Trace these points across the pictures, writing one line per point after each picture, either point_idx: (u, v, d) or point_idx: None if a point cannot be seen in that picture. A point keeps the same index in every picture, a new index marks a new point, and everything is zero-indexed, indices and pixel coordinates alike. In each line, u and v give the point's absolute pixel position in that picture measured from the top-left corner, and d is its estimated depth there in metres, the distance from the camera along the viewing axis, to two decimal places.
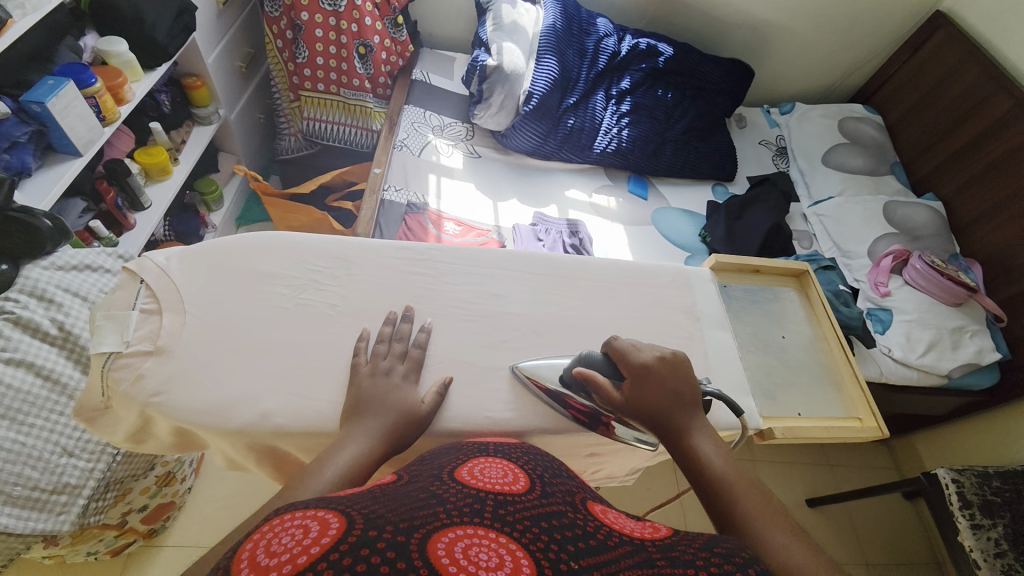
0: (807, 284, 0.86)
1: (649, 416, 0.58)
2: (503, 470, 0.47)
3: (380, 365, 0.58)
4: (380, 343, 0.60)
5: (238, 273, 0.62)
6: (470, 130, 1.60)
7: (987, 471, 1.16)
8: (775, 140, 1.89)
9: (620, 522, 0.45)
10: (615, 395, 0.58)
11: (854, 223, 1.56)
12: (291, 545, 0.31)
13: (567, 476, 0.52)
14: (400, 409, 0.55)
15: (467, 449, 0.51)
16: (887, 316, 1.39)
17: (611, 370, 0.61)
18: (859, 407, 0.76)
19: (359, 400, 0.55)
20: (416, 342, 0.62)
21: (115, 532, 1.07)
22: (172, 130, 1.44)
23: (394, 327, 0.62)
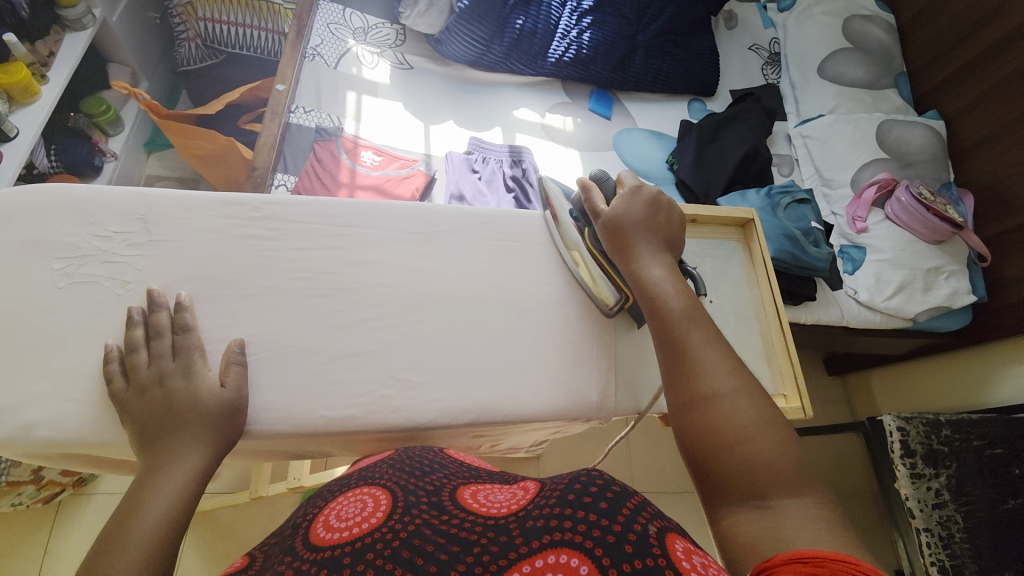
0: (750, 236, 0.73)
1: (631, 238, 0.56)
2: (359, 504, 0.47)
3: (151, 374, 0.49)
4: (133, 353, 0.50)
5: (2, 243, 0.52)
6: (401, 32, 1.34)
7: (938, 420, 1.12)
8: (768, 44, 1.62)
9: (482, 506, 0.46)
10: (602, 213, 0.58)
11: (840, 147, 1.37)
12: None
13: (437, 470, 0.53)
14: (196, 408, 0.48)
15: (329, 495, 0.51)
16: (859, 255, 1.28)
17: (609, 192, 0.60)
18: (785, 382, 0.67)
19: (157, 416, 0.47)
20: (180, 327, 0.51)
21: (34, 486, 1.04)
22: (35, 40, 1.16)
23: (144, 325, 0.51)
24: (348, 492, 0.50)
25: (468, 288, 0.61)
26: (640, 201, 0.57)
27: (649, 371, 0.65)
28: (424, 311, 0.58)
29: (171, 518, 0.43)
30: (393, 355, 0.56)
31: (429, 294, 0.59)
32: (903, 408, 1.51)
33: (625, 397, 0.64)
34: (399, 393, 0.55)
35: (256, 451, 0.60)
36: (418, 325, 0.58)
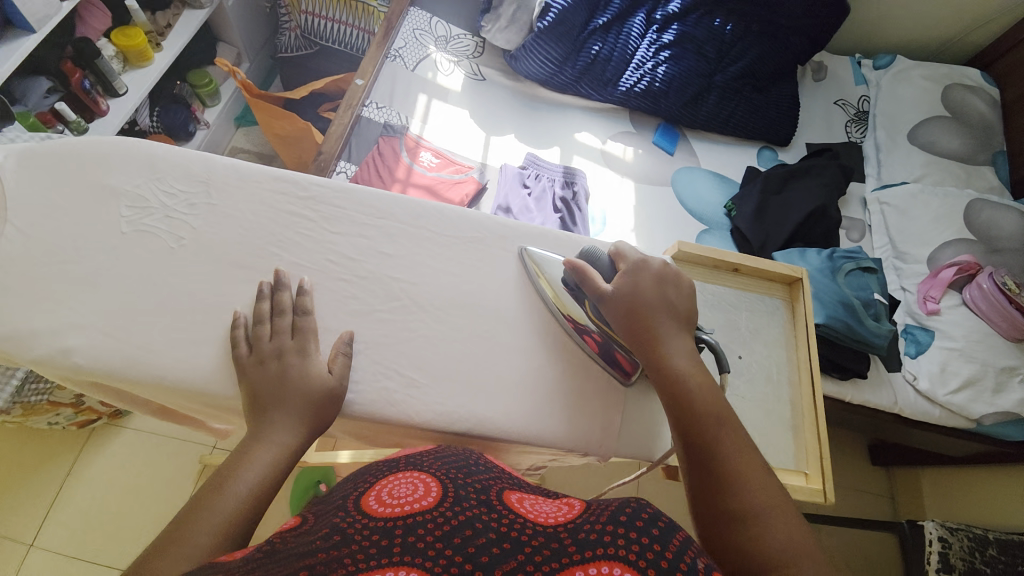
0: (795, 296, 0.68)
1: (639, 322, 0.53)
2: (412, 484, 0.42)
3: (265, 350, 0.50)
4: (257, 324, 0.51)
5: (76, 184, 0.53)
6: (480, 45, 1.38)
7: (985, 536, 1.00)
8: (857, 102, 1.52)
9: (533, 510, 0.40)
10: (608, 293, 0.54)
11: (921, 220, 1.27)
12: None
13: (482, 470, 0.47)
14: (305, 392, 0.49)
15: (374, 473, 0.46)
16: (926, 339, 1.17)
17: (608, 270, 0.57)
18: (809, 459, 0.61)
19: (256, 393, 0.48)
20: (299, 309, 0.52)
21: (73, 409, 1.13)
22: (157, 12, 1.33)
23: (269, 301, 0.52)
24: (395, 472, 0.45)
25: (494, 298, 0.59)
26: (651, 270, 0.55)
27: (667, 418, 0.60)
28: (445, 314, 0.57)
29: (259, 495, 0.44)
30: (404, 351, 0.55)
31: (453, 298, 0.58)
32: (952, 516, 1.35)
33: (646, 443, 0.58)
34: (401, 388, 0.53)
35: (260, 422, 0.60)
36: (437, 327, 0.56)
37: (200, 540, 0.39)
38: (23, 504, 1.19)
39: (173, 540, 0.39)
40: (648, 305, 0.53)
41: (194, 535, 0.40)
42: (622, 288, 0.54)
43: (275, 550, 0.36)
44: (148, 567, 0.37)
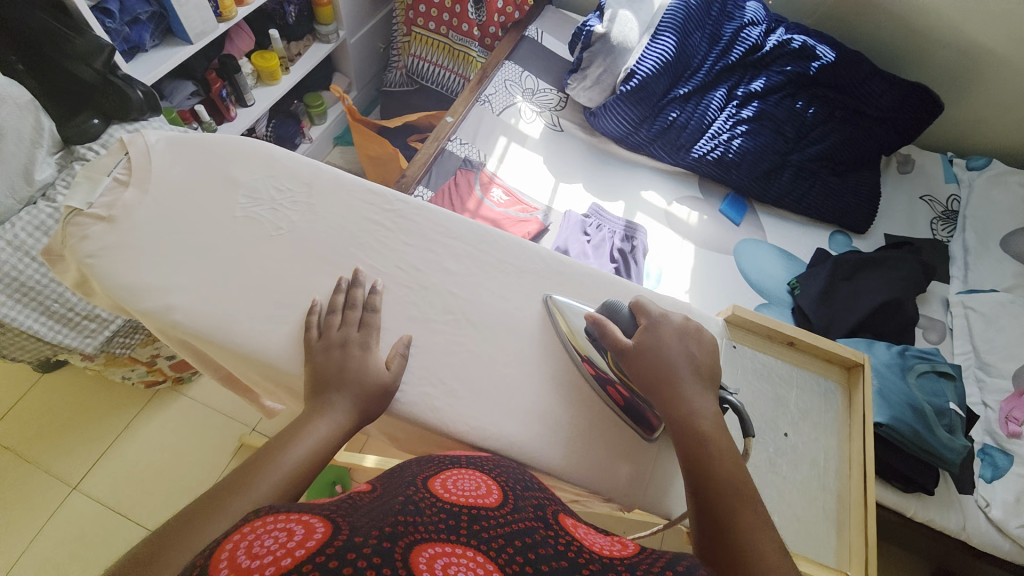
0: (853, 383, 0.65)
1: (658, 376, 0.54)
2: (475, 482, 0.45)
3: (333, 336, 0.55)
4: (330, 313, 0.56)
5: (210, 170, 0.62)
6: (564, 100, 1.48)
7: None
8: (946, 200, 1.44)
9: (590, 539, 0.41)
10: (627, 347, 0.56)
11: (1010, 333, 1.17)
12: (274, 552, 0.29)
13: (537, 488, 0.48)
14: (361, 382, 0.53)
15: (438, 461, 0.49)
16: (1004, 462, 1.04)
17: (628, 322, 0.58)
18: (852, 560, 0.56)
19: (318, 375, 0.53)
20: (369, 306, 0.57)
21: (144, 368, 1.25)
22: (291, 41, 1.53)
23: (343, 294, 0.58)
24: (457, 465, 0.48)
25: (542, 328, 0.61)
26: (673, 329, 0.57)
27: None
28: (492, 335, 0.59)
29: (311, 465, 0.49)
30: (449, 363, 0.57)
31: (502, 321, 0.60)
32: None
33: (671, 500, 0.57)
34: (442, 396, 0.56)
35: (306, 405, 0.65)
36: (483, 346, 0.59)
37: (262, 488, 0.46)
38: (80, 446, 1.28)
39: (239, 486, 0.45)
40: (672, 358, 0.55)
41: (259, 483, 0.46)
42: (640, 345, 0.56)
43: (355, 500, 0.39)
44: (222, 499, 0.44)
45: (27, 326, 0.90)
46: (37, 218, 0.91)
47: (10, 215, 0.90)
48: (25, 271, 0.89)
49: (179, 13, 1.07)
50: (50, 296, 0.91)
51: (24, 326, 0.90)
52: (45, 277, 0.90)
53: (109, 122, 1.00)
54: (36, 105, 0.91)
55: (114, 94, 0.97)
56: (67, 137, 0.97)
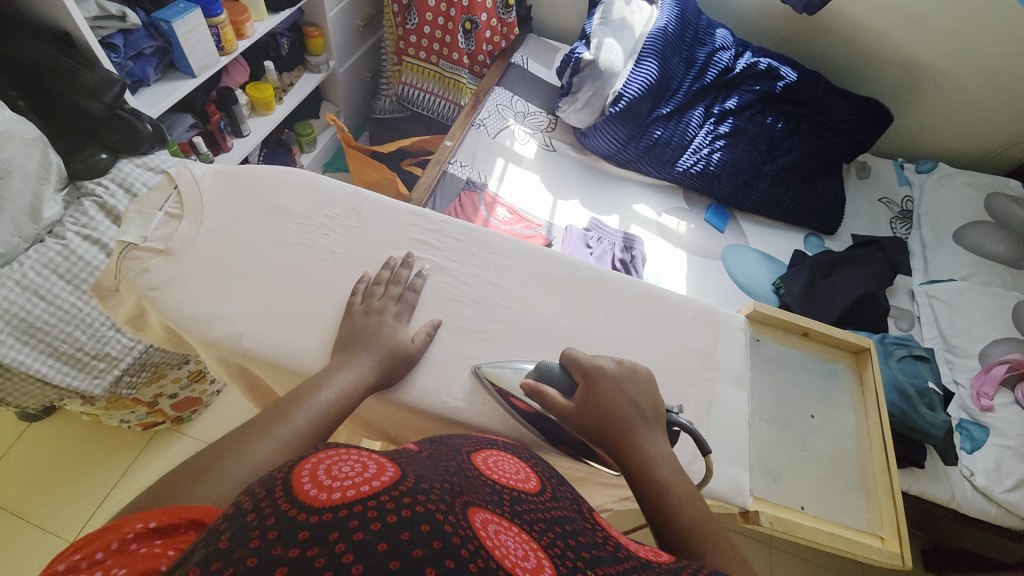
0: (863, 365, 0.73)
1: (601, 431, 0.52)
2: (515, 467, 0.47)
3: (371, 304, 0.58)
4: (376, 284, 0.60)
5: (260, 200, 0.64)
6: (553, 122, 1.56)
7: None
8: (900, 201, 1.60)
9: (625, 538, 0.44)
10: (570, 409, 0.53)
11: (970, 316, 1.30)
12: (353, 478, 0.31)
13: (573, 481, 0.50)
14: (390, 345, 0.56)
15: (480, 441, 0.51)
16: (980, 435, 1.14)
17: (562, 379, 0.56)
18: (886, 523, 0.62)
19: (350, 335, 0.56)
20: (410, 286, 0.62)
21: (146, 410, 1.18)
22: (285, 72, 1.56)
23: (391, 271, 0.62)
24: (495, 446, 0.50)
25: (586, 333, 0.65)
26: (610, 375, 0.55)
27: (747, 466, 0.62)
28: (542, 341, 0.63)
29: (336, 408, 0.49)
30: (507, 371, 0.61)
31: (550, 329, 0.64)
32: None
33: (727, 487, 0.60)
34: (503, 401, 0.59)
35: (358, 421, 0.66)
36: (536, 352, 0.63)
37: (297, 421, 0.47)
38: (75, 499, 1.19)
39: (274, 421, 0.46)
40: (613, 409, 0.53)
41: (294, 416, 0.47)
42: (582, 408, 0.53)
43: (414, 454, 0.42)
44: (264, 426, 0.46)
45: (31, 368, 0.85)
46: (45, 255, 0.87)
47: (16, 254, 0.86)
48: (33, 310, 0.85)
49: (184, 47, 1.08)
50: (57, 337, 0.87)
51: (31, 369, 0.85)
52: (54, 315, 0.87)
53: (117, 157, 0.98)
54: (44, 140, 0.88)
55: (123, 128, 0.95)
56: (73, 172, 0.94)
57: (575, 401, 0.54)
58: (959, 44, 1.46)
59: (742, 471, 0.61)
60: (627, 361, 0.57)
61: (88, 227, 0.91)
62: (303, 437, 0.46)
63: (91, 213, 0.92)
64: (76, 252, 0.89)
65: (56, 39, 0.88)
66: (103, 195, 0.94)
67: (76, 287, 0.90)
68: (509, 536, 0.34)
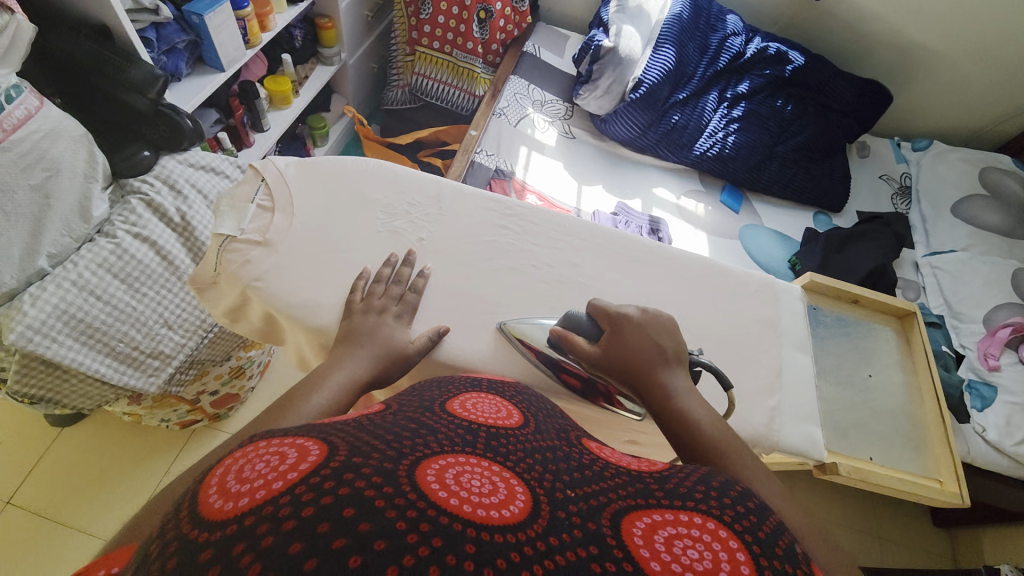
0: (909, 327, 0.79)
1: (624, 368, 0.55)
2: (496, 406, 0.45)
3: (371, 304, 0.58)
4: (376, 282, 0.60)
5: (346, 191, 0.67)
6: (570, 110, 1.58)
7: None
8: (900, 178, 1.67)
9: (617, 457, 0.43)
10: (597, 354, 0.56)
11: (974, 284, 1.39)
12: (265, 476, 0.28)
13: (559, 417, 0.49)
14: (387, 341, 0.56)
15: (456, 384, 0.48)
16: (990, 394, 1.23)
17: (590, 328, 0.59)
18: (942, 468, 0.70)
19: (350, 330, 0.56)
20: (413, 285, 0.61)
21: (187, 406, 1.13)
22: (299, 64, 1.53)
23: (392, 269, 0.62)
24: (477, 390, 0.48)
25: (662, 305, 0.68)
26: (635, 321, 0.57)
27: (818, 424, 0.67)
28: None
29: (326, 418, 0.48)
30: None
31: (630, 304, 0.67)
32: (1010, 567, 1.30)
33: (804, 443, 0.65)
34: None
35: None
36: None
37: (285, 434, 0.45)
38: (118, 500, 1.18)
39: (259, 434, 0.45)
40: (636, 351, 0.55)
41: (284, 431, 0.45)
42: (610, 351, 0.56)
43: (371, 416, 0.39)
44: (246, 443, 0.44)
45: (91, 368, 0.84)
46: (100, 255, 0.87)
47: (68, 254, 0.86)
48: (90, 310, 0.84)
49: (215, 40, 1.08)
50: (114, 335, 0.86)
51: (90, 369, 0.84)
52: (110, 314, 0.86)
53: (158, 154, 1.00)
54: (88, 138, 0.90)
55: (165, 126, 0.98)
56: (117, 170, 0.97)
57: (601, 345, 0.56)
58: (956, 25, 1.53)
59: (815, 427, 0.66)
60: (651, 308, 0.59)
61: (136, 225, 0.91)
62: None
63: (139, 211, 0.92)
64: (127, 251, 0.89)
65: (94, 33, 0.92)
66: (149, 193, 0.95)
67: (130, 286, 0.89)
68: (473, 477, 0.32)
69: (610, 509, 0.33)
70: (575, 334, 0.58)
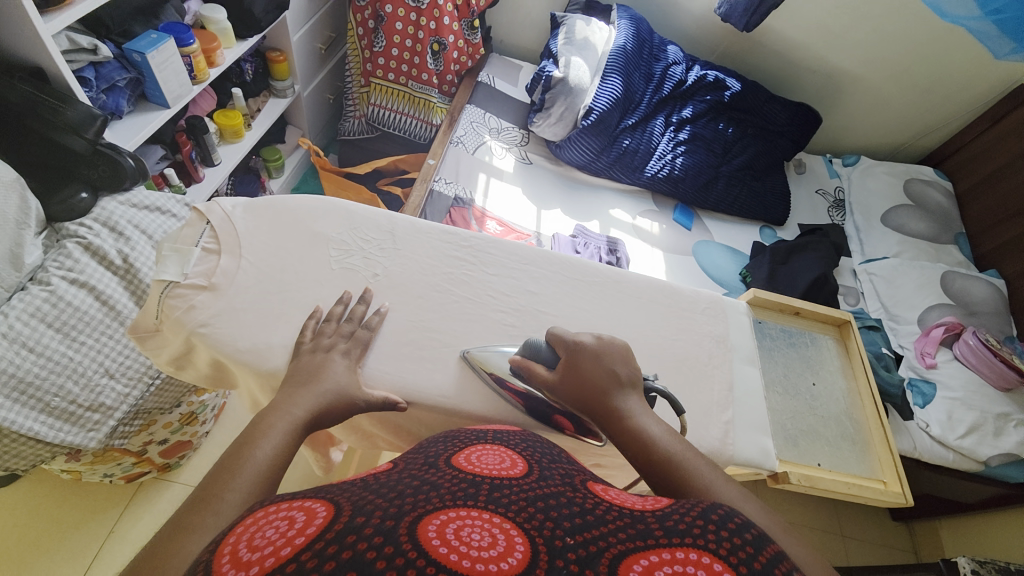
0: (847, 335, 0.85)
1: (582, 392, 0.56)
2: (500, 456, 0.45)
3: (320, 342, 0.57)
4: (327, 321, 0.59)
5: (297, 230, 0.66)
6: (526, 136, 1.63)
7: (1011, 568, 1.04)
8: (834, 191, 1.80)
9: (621, 498, 0.42)
10: (555, 381, 0.57)
11: (907, 287, 1.49)
12: (275, 542, 0.29)
13: (564, 462, 0.48)
14: (337, 383, 0.54)
15: (461, 439, 0.49)
16: (930, 390, 1.31)
17: (548, 355, 0.59)
18: (885, 469, 0.75)
19: (297, 372, 0.54)
20: (365, 323, 0.61)
21: (133, 460, 1.06)
22: (250, 97, 1.51)
23: (345, 307, 0.61)
24: (482, 441, 0.48)
25: (618, 328, 0.70)
26: (590, 351, 0.58)
27: (770, 434, 0.70)
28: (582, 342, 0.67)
29: (269, 474, 0.45)
30: None
31: (587, 330, 0.68)
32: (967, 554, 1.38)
33: (758, 454, 0.67)
34: None
35: (408, 438, 0.67)
36: None
37: (229, 498, 0.42)
38: (56, 568, 1.08)
39: (200, 503, 0.41)
40: (592, 376, 0.56)
41: (224, 493, 0.42)
42: (567, 379, 0.57)
43: (375, 478, 0.40)
44: (188, 514, 0.40)
45: (23, 426, 0.78)
46: (32, 303, 0.82)
47: None
48: (21, 364, 0.79)
49: (159, 77, 1.07)
50: (48, 390, 0.80)
51: (21, 427, 0.78)
52: (45, 367, 0.81)
53: (97, 195, 0.97)
54: (21, 182, 0.85)
55: (105, 165, 0.95)
56: (52, 214, 0.92)
57: (558, 374, 0.57)
58: (871, 53, 1.69)
59: (768, 438, 0.69)
60: (606, 335, 0.60)
61: (73, 269, 0.87)
62: (240, 510, 0.42)
63: (76, 255, 0.88)
64: (63, 299, 0.84)
65: (29, 76, 0.89)
66: (88, 236, 0.90)
67: (66, 335, 0.84)
68: (473, 529, 0.32)
69: (610, 552, 0.33)
70: (534, 363, 0.59)
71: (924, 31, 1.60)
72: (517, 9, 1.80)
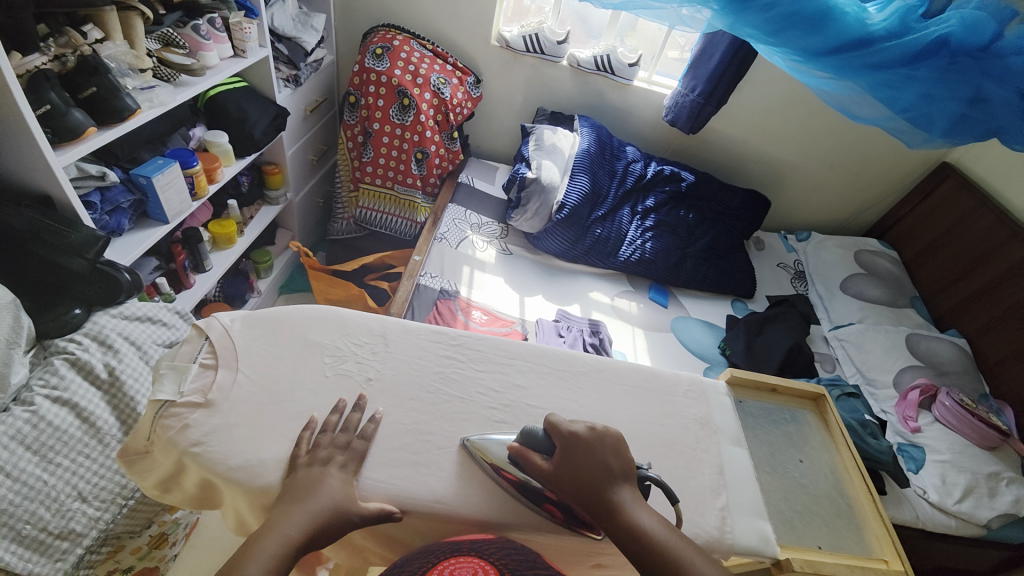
0: (824, 408, 0.88)
1: (578, 490, 0.57)
2: (473, 571, 0.45)
3: (317, 455, 0.58)
4: (322, 432, 0.60)
5: (292, 341, 0.69)
6: (505, 230, 1.74)
7: None
8: (793, 264, 1.94)
9: None
10: (552, 475, 0.58)
11: (876, 352, 1.56)
12: None
13: (543, 567, 0.49)
14: (333, 497, 0.54)
15: (438, 552, 0.49)
16: (919, 454, 1.33)
17: (545, 444, 0.61)
18: (885, 547, 0.74)
19: (292, 489, 0.54)
20: (361, 431, 0.62)
21: None
22: (245, 206, 1.60)
23: (340, 416, 0.62)
24: (456, 553, 0.48)
25: (605, 418, 0.72)
26: (586, 443, 0.60)
27: (766, 518, 0.70)
28: None
29: None
30: None
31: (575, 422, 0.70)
32: None
33: (757, 540, 0.67)
34: None
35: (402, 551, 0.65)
36: None
37: None
38: None
39: None
40: (589, 468, 0.58)
41: None
42: (564, 472, 0.58)
43: None
44: None
45: None
46: (13, 426, 0.80)
47: None
48: None
49: (161, 197, 1.15)
50: (18, 518, 0.76)
51: None
52: (18, 494, 0.77)
53: (90, 311, 0.98)
54: (16, 303, 0.87)
55: (102, 282, 0.98)
56: (42, 331, 0.93)
57: (555, 466, 0.59)
58: (804, 146, 1.92)
59: (764, 522, 0.69)
60: (600, 424, 0.62)
61: (57, 386, 0.86)
62: None
63: (61, 371, 0.88)
64: (45, 419, 0.82)
65: (35, 203, 0.94)
66: (76, 351, 0.91)
67: (41, 458, 0.81)
68: None
69: None
70: (532, 451, 0.60)
71: (844, 126, 1.85)
72: (490, 120, 2.03)
